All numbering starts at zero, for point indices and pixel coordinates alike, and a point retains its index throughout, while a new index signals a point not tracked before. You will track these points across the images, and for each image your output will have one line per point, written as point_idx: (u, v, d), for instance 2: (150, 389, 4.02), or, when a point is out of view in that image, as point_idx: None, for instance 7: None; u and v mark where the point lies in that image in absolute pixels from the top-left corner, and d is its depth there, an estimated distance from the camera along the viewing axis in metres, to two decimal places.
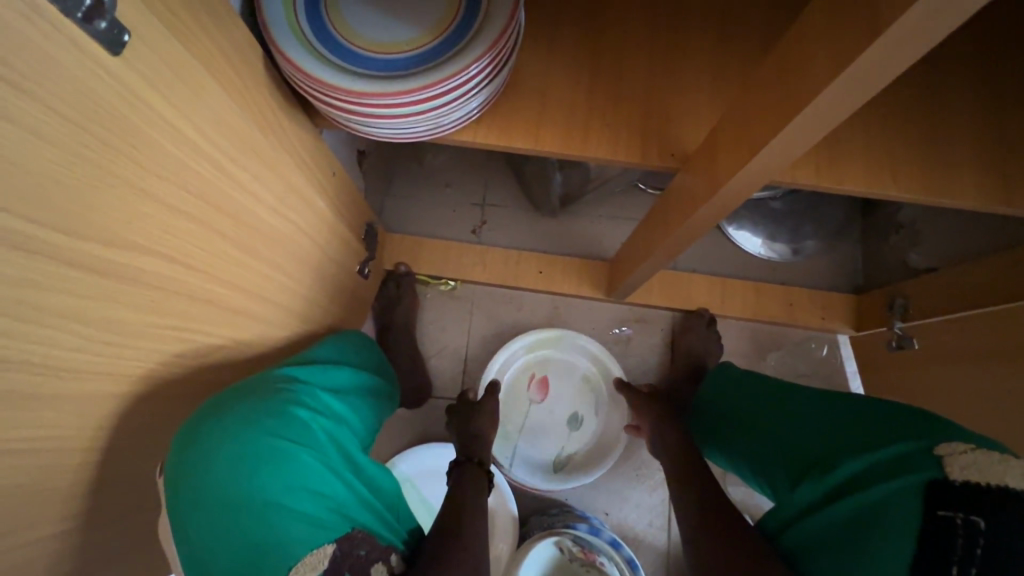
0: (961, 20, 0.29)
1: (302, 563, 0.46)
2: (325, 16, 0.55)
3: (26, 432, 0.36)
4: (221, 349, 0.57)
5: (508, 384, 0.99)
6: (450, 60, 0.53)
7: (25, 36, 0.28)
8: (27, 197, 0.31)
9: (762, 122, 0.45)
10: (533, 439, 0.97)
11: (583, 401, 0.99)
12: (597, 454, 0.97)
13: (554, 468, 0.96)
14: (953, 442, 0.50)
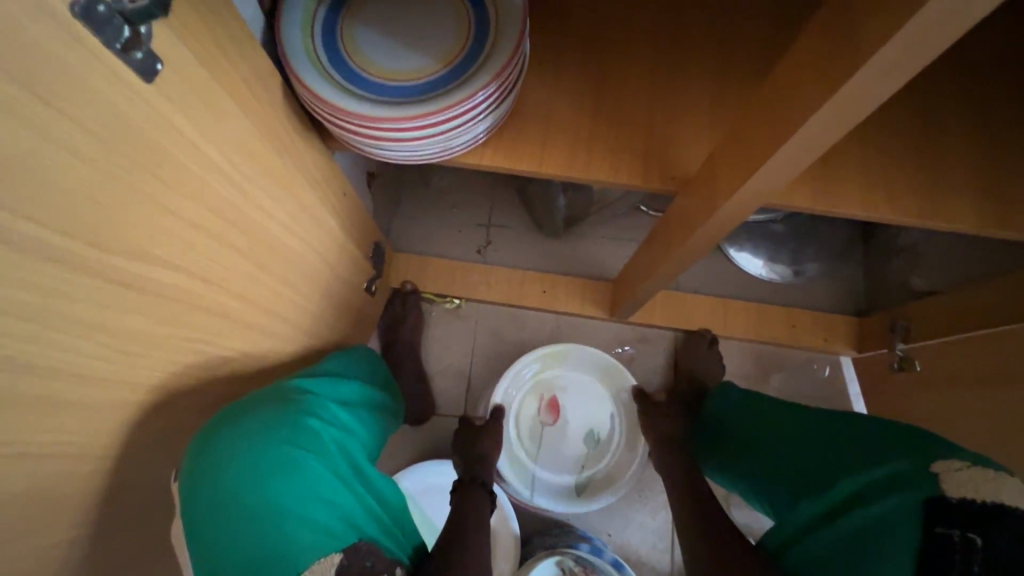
0: (932, 55, 0.31)
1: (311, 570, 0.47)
2: (341, 45, 0.58)
3: (46, 436, 0.37)
4: (233, 362, 0.59)
5: (517, 408, 0.98)
6: (458, 87, 0.56)
7: (69, 66, 0.31)
8: (60, 211, 0.33)
9: (756, 146, 0.47)
10: (549, 463, 0.96)
11: (595, 417, 0.98)
12: (616, 473, 0.96)
13: (577, 491, 0.95)
14: (951, 459, 0.50)
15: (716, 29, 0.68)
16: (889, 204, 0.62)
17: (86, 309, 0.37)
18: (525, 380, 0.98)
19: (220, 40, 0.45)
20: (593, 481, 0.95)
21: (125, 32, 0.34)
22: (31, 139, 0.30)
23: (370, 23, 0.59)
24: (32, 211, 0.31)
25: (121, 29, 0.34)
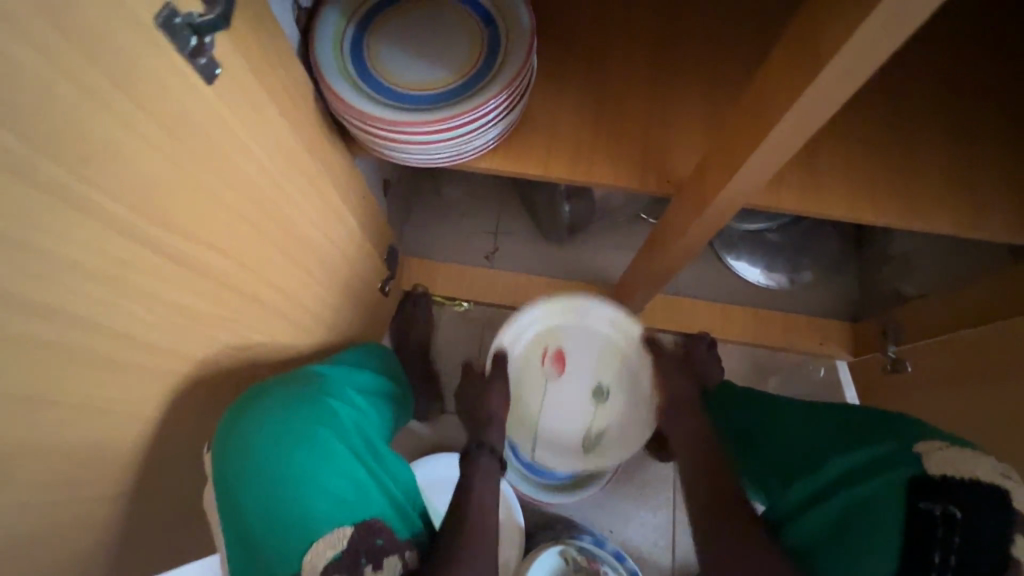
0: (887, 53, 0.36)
1: (325, 538, 0.51)
2: (367, 59, 0.64)
3: (101, 390, 0.42)
4: (261, 347, 0.64)
5: (520, 362, 0.89)
6: (472, 97, 0.62)
7: (149, 65, 0.37)
8: (135, 189, 0.39)
9: (741, 146, 0.52)
10: (556, 421, 0.87)
11: (604, 372, 0.89)
12: (630, 430, 0.88)
13: (586, 447, 0.88)
14: (934, 440, 0.53)
15: (708, 46, 0.73)
16: (875, 203, 0.66)
17: (145, 279, 0.42)
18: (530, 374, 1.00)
19: (267, 52, 0.51)
20: (604, 438, 0.87)
21: (193, 42, 0.40)
22: (116, 125, 0.36)
23: (393, 39, 0.65)
24: (111, 188, 0.37)
25: (190, 40, 0.40)
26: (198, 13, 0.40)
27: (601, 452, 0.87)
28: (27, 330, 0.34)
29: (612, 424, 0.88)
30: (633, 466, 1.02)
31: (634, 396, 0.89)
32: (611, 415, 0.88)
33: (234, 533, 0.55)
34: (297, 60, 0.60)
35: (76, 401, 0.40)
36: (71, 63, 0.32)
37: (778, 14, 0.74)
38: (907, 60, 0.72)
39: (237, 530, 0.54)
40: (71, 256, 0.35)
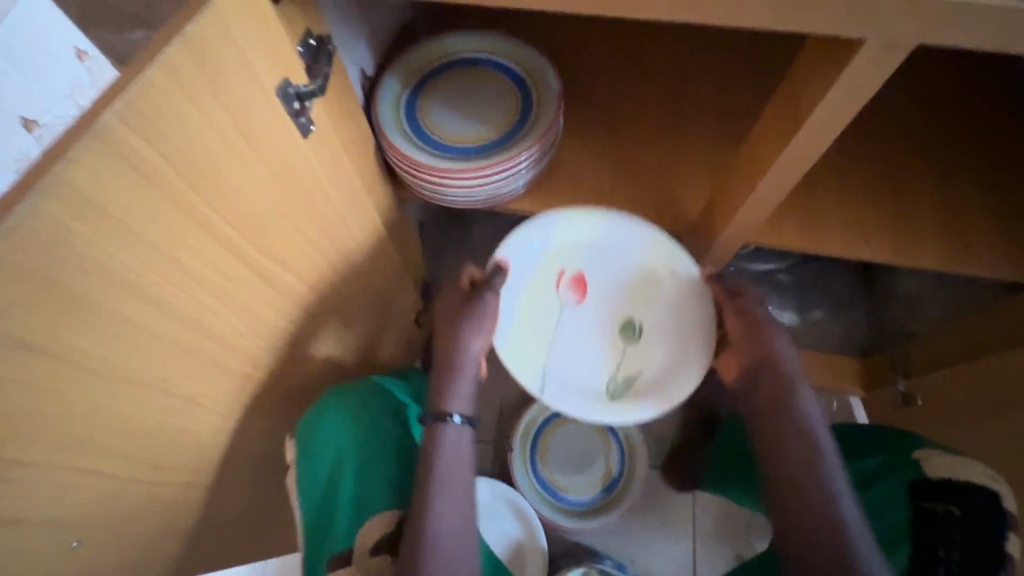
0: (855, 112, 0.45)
1: (379, 518, 0.67)
2: (419, 116, 0.75)
3: (196, 384, 0.50)
4: (313, 362, 0.71)
5: (527, 290, 0.74)
6: (507, 150, 0.72)
7: (266, 123, 0.47)
8: (242, 217, 0.48)
9: (742, 189, 0.60)
10: (572, 358, 0.73)
11: (635, 304, 0.74)
12: (665, 376, 0.72)
13: (611, 394, 0.72)
14: (934, 449, 0.63)
15: (713, 102, 0.83)
16: (869, 239, 0.74)
17: (239, 291, 0.51)
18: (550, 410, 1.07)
19: (344, 112, 0.62)
20: (633, 381, 0.72)
21: (296, 105, 0.51)
22: (236, 167, 0.46)
23: (441, 99, 0.77)
24: (226, 215, 0.46)
25: (295, 105, 0.50)
26: (303, 85, 0.51)
27: (631, 400, 0.71)
28: (159, 326, 0.43)
29: (645, 366, 0.73)
30: (654, 496, 1.09)
31: (675, 336, 0.73)
32: (643, 355, 0.73)
33: (304, 503, 0.68)
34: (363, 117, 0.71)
35: (180, 392, 0.48)
36: (216, 121, 0.42)
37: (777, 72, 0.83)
38: (895, 113, 0.80)
39: (309, 501, 0.68)
40: (194, 268, 0.44)
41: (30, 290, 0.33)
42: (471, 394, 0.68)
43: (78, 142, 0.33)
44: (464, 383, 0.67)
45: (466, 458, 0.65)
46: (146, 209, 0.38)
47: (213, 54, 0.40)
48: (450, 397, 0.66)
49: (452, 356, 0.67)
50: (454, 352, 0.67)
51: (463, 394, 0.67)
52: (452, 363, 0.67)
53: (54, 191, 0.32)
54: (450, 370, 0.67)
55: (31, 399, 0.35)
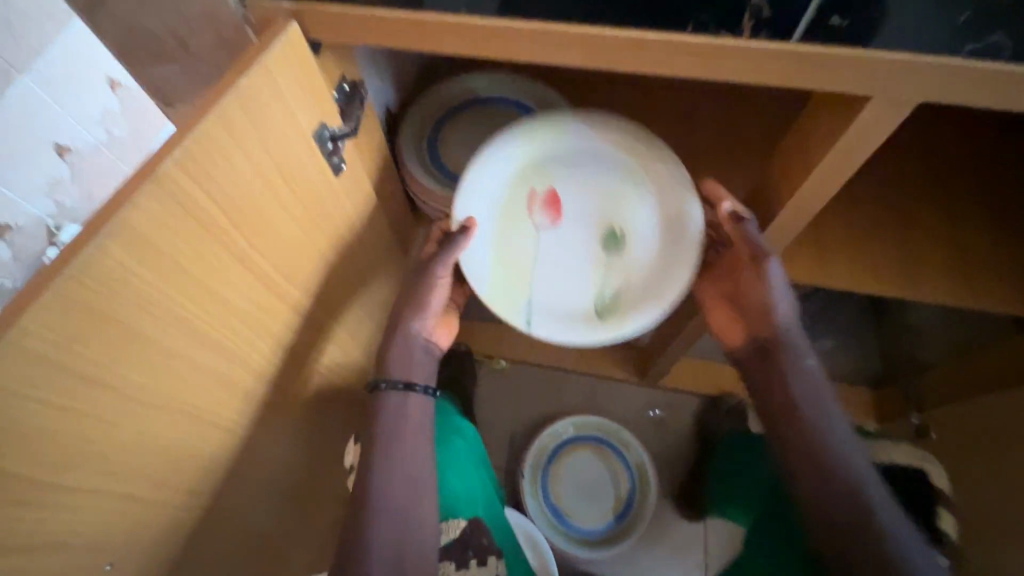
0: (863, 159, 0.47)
1: (450, 526, 0.71)
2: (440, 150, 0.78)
3: (230, 411, 0.52)
4: (332, 386, 0.73)
5: (498, 214, 0.66)
6: None
7: (302, 163, 0.50)
8: (278, 251, 0.51)
9: (755, 226, 0.62)
10: (551, 278, 0.66)
11: (613, 211, 0.67)
12: (654, 282, 0.65)
13: (600, 312, 0.65)
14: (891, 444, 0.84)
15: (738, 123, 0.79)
16: (880, 273, 0.75)
17: (269, 320, 0.54)
18: (561, 437, 1.09)
19: (372, 149, 0.65)
20: (622, 296, 0.66)
21: (330, 145, 0.53)
22: (275, 205, 0.48)
23: (462, 134, 0.79)
24: (263, 249, 0.49)
25: (329, 146, 0.53)
26: (338, 127, 0.54)
27: (621, 317, 0.64)
28: (197, 356, 0.45)
29: (632, 277, 0.66)
30: (664, 527, 1.08)
31: (660, 240, 0.66)
32: (630, 268, 0.67)
33: None
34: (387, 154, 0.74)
35: (213, 419, 0.50)
36: (260, 163, 0.45)
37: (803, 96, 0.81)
38: (902, 149, 0.82)
39: None
40: (232, 300, 0.47)
41: (92, 326, 0.35)
42: (431, 364, 0.68)
43: (141, 188, 0.36)
44: (421, 355, 0.67)
45: (412, 421, 0.64)
46: (195, 246, 0.41)
47: (260, 103, 0.43)
48: (409, 370, 0.65)
49: (403, 330, 0.66)
50: (405, 326, 0.66)
51: (423, 366, 0.67)
52: (405, 335, 0.66)
53: (119, 233, 0.35)
54: (405, 343, 0.66)
55: (84, 428, 0.38)
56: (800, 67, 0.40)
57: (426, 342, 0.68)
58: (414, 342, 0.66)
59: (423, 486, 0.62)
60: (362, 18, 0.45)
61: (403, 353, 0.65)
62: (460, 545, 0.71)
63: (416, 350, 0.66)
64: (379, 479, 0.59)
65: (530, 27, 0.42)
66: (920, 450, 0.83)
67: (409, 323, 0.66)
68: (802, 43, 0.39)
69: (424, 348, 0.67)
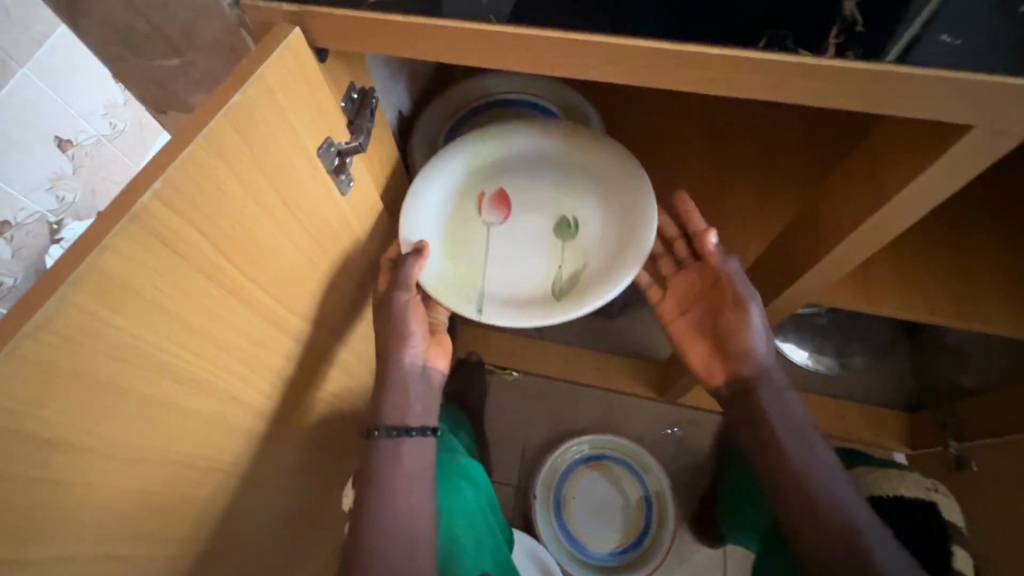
0: (941, 188, 0.41)
1: None
2: None
3: (226, 455, 0.48)
4: (339, 410, 0.69)
5: (446, 217, 0.63)
6: None
7: (304, 183, 0.45)
8: (277, 282, 0.46)
9: (802, 254, 0.56)
10: (506, 268, 0.62)
11: (561, 199, 0.64)
12: (614, 254, 0.60)
13: (558, 292, 0.60)
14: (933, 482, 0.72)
15: (780, 145, 0.73)
16: (929, 303, 0.69)
17: (268, 353, 0.49)
18: (573, 458, 1.06)
19: (381, 161, 0.60)
20: (582, 274, 0.60)
21: (335, 162, 0.48)
22: (273, 233, 0.43)
23: None
24: (260, 279, 0.44)
25: (336, 162, 0.48)
26: (345, 141, 0.49)
27: (580, 292, 0.58)
28: (187, 402, 0.41)
29: (590, 255, 0.61)
30: (679, 550, 1.04)
31: (616, 216, 0.62)
32: (587, 248, 0.62)
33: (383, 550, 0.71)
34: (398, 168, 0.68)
35: (210, 464, 0.46)
36: (257, 190, 0.40)
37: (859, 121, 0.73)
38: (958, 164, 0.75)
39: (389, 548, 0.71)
40: (226, 338, 0.42)
41: (56, 386, 0.31)
42: (428, 398, 0.62)
43: (114, 226, 0.31)
44: (417, 392, 0.60)
45: (410, 465, 0.59)
46: (181, 286, 0.36)
47: (257, 120, 0.38)
48: (404, 413, 0.59)
49: (393, 370, 0.59)
50: (394, 365, 0.59)
51: (418, 405, 0.60)
52: (396, 375, 0.59)
53: (85, 280, 0.30)
54: (398, 385, 0.59)
55: (56, 493, 0.33)
56: (887, 91, 0.34)
57: (421, 375, 0.61)
58: (406, 380, 0.60)
59: (419, 539, 0.57)
60: (372, 23, 0.40)
61: (400, 394, 0.59)
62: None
63: (411, 389, 0.60)
64: (373, 534, 0.55)
65: (568, 38, 0.36)
66: (931, 480, 0.71)
67: (398, 362, 0.59)
68: (898, 64, 0.32)
69: (419, 382, 0.61)
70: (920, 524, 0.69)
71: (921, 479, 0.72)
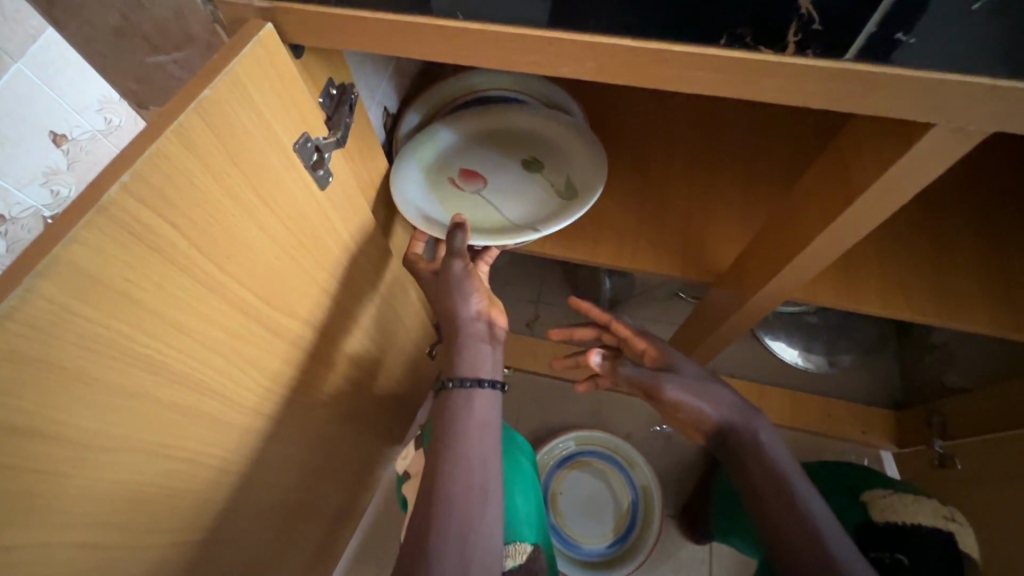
0: (913, 177, 0.41)
1: (515, 546, 0.69)
2: (439, 164, 0.70)
3: (206, 447, 0.48)
4: (324, 407, 0.69)
5: (442, 209, 0.68)
6: (532, 184, 0.70)
7: (281, 178, 0.45)
8: (257, 276, 0.47)
9: (781, 246, 0.55)
10: (511, 211, 0.68)
11: (514, 146, 0.72)
12: (590, 155, 0.69)
13: (566, 191, 0.68)
14: (952, 509, 0.67)
15: (760, 152, 0.73)
16: (909, 304, 0.70)
17: (250, 347, 0.49)
18: (573, 449, 1.07)
19: (363, 155, 0.60)
20: (574, 174, 0.69)
21: (314, 157, 0.49)
22: (251, 228, 0.44)
23: (454, 145, 0.71)
24: (237, 271, 0.44)
25: (314, 157, 0.49)
26: (323, 136, 0.50)
27: (585, 183, 0.67)
28: (163, 393, 0.41)
29: (565, 165, 0.70)
30: (665, 546, 1.04)
31: (563, 138, 0.71)
32: (560, 159, 0.71)
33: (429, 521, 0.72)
34: (390, 180, 0.67)
35: (188, 456, 0.46)
36: (233, 183, 0.40)
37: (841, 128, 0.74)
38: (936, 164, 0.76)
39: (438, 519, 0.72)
40: (203, 331, 0.42)
41: (26, 375, 0.31)
42: (495, 352, 0.64)
43: (82, 219, 0.31)
44: (487, 346, 0.63)
45: (485, 417, 0.60)
46: (152, 277, 0.36)
47: (228, 114, 0.38)
48: (475, 365, 0.61)
49: (463, 332, 0.62)
50: (462, 327, 0.62)
51: (490, 358, 0.63)
52: (465, 335, 0.62)
53: (53, 270, 0.30)
54: (470, 343, 0.62)
55: (28, 481, 0.34)
56: (848, 89, 0.35)
57: (488, 334, 0.63)
58: (474, 337, 0.62)
59: (488, 486, 0.55)
60: (345, 20, 0.40)
61: (471, 350, 0.61)
62: (524, 570, 0.68)
63: (481, 345, 0.62)
64: (443, 480, 0.54)
65: (537, 36, 0.37)
66: (948, 507, 0.66)
67: (465, 323, 0.62)
68: (854, 60, 0.33)
69: (487, 339, 0.63)
70: (936, 554, 0.63)
71: (938, 506, 0.67)
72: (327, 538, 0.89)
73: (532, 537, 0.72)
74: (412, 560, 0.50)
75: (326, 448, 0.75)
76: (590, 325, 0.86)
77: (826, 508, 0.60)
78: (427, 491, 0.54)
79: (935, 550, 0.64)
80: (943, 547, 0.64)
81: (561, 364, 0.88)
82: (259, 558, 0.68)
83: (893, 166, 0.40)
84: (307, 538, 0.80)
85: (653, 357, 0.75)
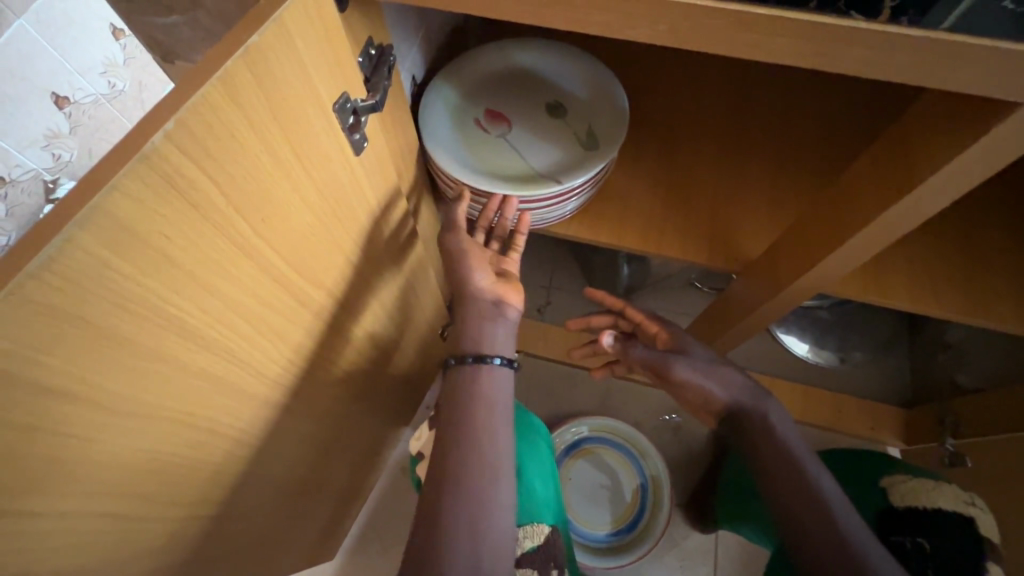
0: (982, 163, 0.40)
1: (533, 529, 0.69)
2: (465, 106, 0.69)
3: (228, 417, 0.47)
4: (342, 383, 0.68)
5: (467, 152, 0.67)
6: (557, 132, 0.69)
7: (320, 142, 0.43)
8: (289, 244, 0.45)
9: (822, 232, 0.54)
10: (534, 156, 0.67)
11: (539, 93, 0.71)
12: (613, 102, 0.69)
13: (589, 140, 0.67)
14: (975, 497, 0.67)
15: (796, 129, 0.73)
16: (937, 299, 0.69)
17: (277, 317, 0.47)
18: (579, 437, 1.06)
19: (395, 123, 0.58)
20: (597, 122, 0.68)
21: (350, 121, 0.46)
22: (288, 193, 0.42)
23: (481, 89, 0.71)
24: (271, 238, 0.42)
25: (350, 120, 0.46)
26: (361, 99, 0.47)
27: (608, 134, 0.67)
28: (192, 359, 0.39)
29: (589, 113, 0.69)
30: (672, 535, 1.04)
31: (589, 86, 0.71)
32: (584, 106, 0.70)
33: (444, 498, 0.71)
34: (416, 118, 0.66)
35: (210, 426, 0.45)
36: (274, 142, 0.38)
37: (878, 107, 0.72)
38: None
39: None
40: (234, 297, 0.41)
41: (56, 332, 0.29)
42: (505, 328, 0.59)
43: (123, 166, 0.29)
44: (493, 322, 0.59)
45: (495, 398, 0.57)
46: (187, 235, 0.34)
47: (273, 65, 0.36)
48: (479, 342, 0.58)
49: (468, 308, 0.59)
50: (468, 303, 0.59)
51: (498, 333, 0.59)
52: (471, 311, 0.59)
53: (91, 221, 0.28)
54: (475, 318, 0.58)
55: (53, 444, 0.32)
56: (936, 62, 0.34)
57: (495, 310, 0.59)
58: (478, 314, 0.58)
59: (501, 472, 0.54)
60: None
61: (475, 326, 0.58)
62: (542, 552, 0.68)
63: (487, 321, 0.59)
64: (456, 463, 0.53)
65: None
66: (968, 493, 0.66)
67: (471, 298, 0.58)
68: (952, 32, 0.32)
69: (493, 315, 0.59)
70: (957, 540, 0.63)
71: (958, 492, 0.67)
72: (332, 519, 0.88)
73: (551, 519, 0.72)
74: (421, 543, 0.50)
75: (338, 426, 0.73)
76: (606, 313, 0.84)
77: (839, 491, 0.58)
78: (437, 471, 0.53)
79: (955, 536, 0.64)
80: (963, 535, 0.64)
81: (578, 353, 0.87)
82: (267, 535, 0.67)
83: (961, 153, 0.39)
84: (314, 516, 0.79)
85: (664, 340, 0.73)
